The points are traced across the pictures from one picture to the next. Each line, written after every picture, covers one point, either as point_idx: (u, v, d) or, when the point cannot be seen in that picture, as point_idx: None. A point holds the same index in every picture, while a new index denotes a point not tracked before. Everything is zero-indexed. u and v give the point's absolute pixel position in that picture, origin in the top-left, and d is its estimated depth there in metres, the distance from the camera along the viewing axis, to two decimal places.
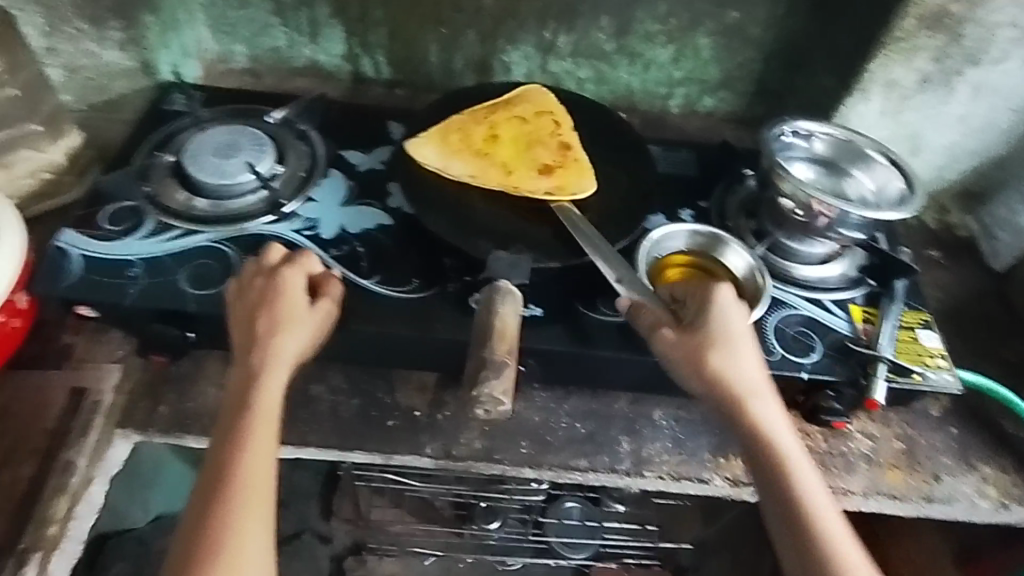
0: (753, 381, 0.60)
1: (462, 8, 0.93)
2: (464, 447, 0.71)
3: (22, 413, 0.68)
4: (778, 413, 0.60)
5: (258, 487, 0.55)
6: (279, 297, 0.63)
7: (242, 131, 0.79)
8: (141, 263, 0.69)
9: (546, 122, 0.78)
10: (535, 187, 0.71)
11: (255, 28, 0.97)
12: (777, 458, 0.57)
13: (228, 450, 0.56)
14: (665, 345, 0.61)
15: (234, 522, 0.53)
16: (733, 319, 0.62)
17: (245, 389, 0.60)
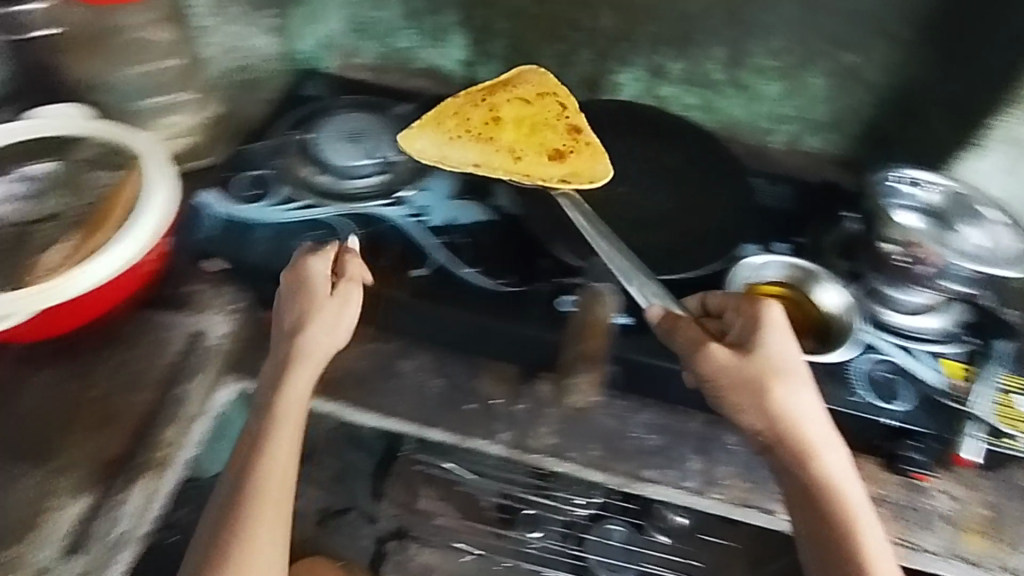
0: (810, 414, 0.62)
1: (581, 27, 0.97)
2: (536, 440, 0.74)
3: (145, 347, 0.75)
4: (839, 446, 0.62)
5: (276, 475, 0.61)
6: (298, 287, 0.68)
7: (368, 121, 0.86)
8: (268, 228, 0.76)
9: (548, 103, 0.84)
10: (547, 173, 0.77)
11: (385, 28, 1.04)
12: (833, 492, 0.60)
13: (258, 440, 0.62)
14: (714, 365, 0.62)
15: (254, 508, 0.60)
16: (788, 347, 0.63)
17: (274, 381, 0.65)
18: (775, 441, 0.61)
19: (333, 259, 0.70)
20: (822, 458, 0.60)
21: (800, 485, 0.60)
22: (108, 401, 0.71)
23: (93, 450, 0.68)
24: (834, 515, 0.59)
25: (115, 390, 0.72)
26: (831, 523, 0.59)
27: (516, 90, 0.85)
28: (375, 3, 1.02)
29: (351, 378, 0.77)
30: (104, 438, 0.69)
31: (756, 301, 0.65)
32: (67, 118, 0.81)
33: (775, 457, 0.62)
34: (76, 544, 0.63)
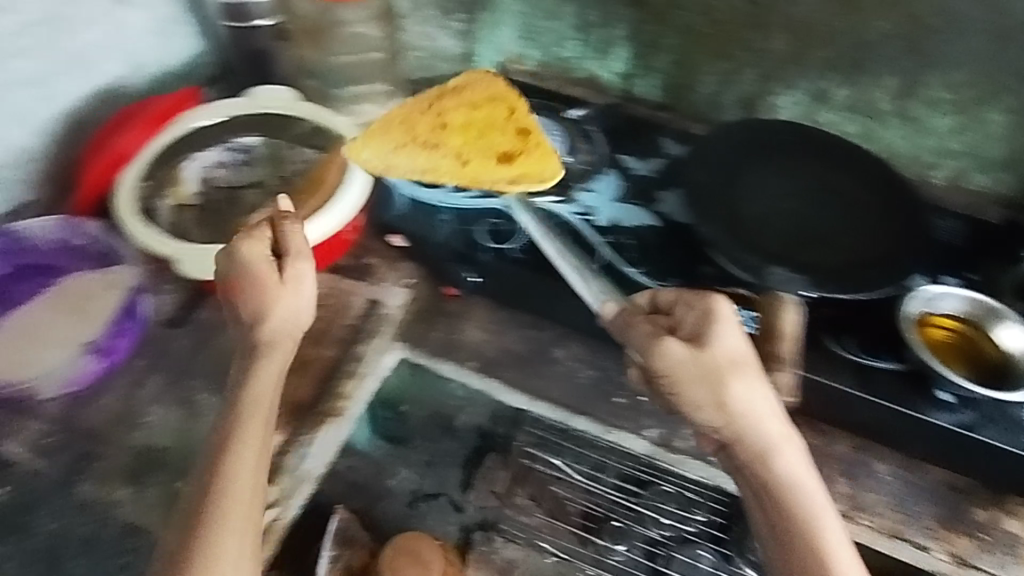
0: (761, 410, 0.59)
1: (750, 48, 0.99)
2: (682, 440, 0.76)
3: (331, 308, 0.83)
4: (794, 438, 0.60)
5: (248, 464, 0.61)
6: (248, 277, 0.67)
7: (544, 122, 0.91)
8: (449, 212, 0.83)
9: (495, 108, 0.85)
10: (489, 175, 0.78)
11: (553, 38, 1.09)
12: (788, 494, 0.58)
13: (231, 427, 0.63)
14: (674, 363, 0.59)
15: (224, 496, 0.59)
16: (743, 339, 0.61)
17: (246, 358, 0.66)
18: (732, 440, 0.59)
19: (272, 242, 0.70)
20: (781, 459, 0.58)
21: (769, 492, 0.58)
22: (298, 351, 0.80)
23: (286, 393, 0.76)
24: (793, 520, 0.57)
25: (305, 342, 0.80)
26: (787, 529, 0.57)
27: (464, 96, 0.86)
28: (549, 13, 1.07)
29: (508, 357, 0.82)
30: (295, 383, 0.77)
31: (707, 295, 0.62)
32: (279, 99, 0.88)
33: (729, 456, 0.61)
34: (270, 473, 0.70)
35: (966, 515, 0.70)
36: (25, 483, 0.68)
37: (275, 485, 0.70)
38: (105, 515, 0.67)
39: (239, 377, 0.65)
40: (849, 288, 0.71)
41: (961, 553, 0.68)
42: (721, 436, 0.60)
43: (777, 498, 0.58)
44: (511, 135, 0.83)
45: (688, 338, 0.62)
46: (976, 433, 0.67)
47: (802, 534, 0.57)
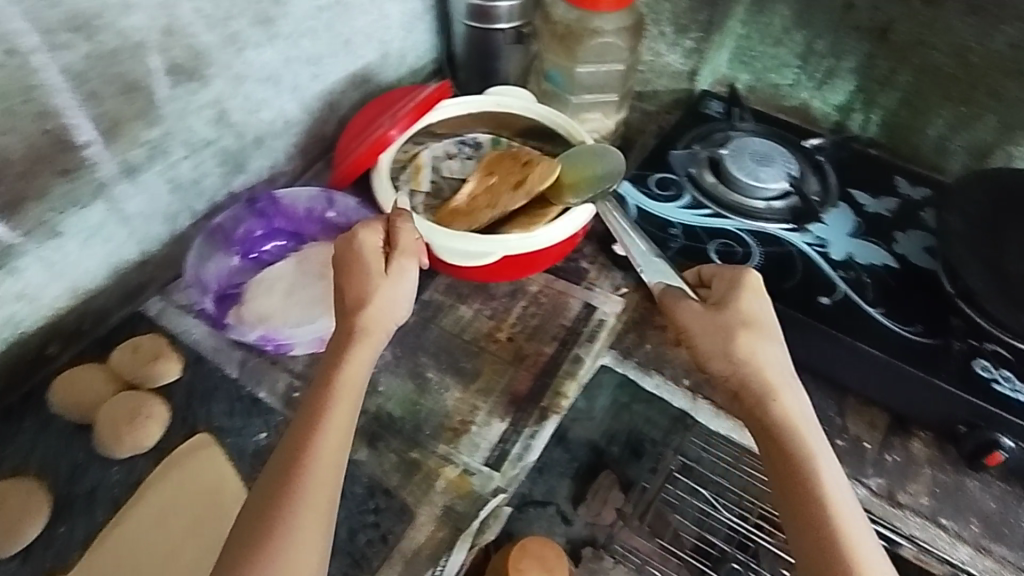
0: (775, 367, 0.63)
1: (999, 95, 0.94)
2: (909, 497, 0.72)
3: (547, 306, 0.85)
4: (801, 400, 0.62)
5: (337, 432, 0.59)
6: (353, 256, 0.66)
7: (776, 147, 0.89)
8: (680, 226, 0.83)
9: (503, 164, 0.86)
10: (510, 205, 0.81)
11: (772, 63, 1.08)
12: (798, 441, 0.60)
13: (325, 389, 0.61)
14: (691, 314, 0.67)
15: (306, 456, 0.57)
16: (761, 305, 0.66)
17: (348, 324, 0.64)
18: (743, 391, 0.63)
19: (385, 232, 0.68)
20: (781, 402, 0.62)
21: (772, 442, 0.61)
22: (516, 343, 0.81)
23: (507, 382, 0.78)
24: (796, 482, 0.58)
25: (522, 334, 0.82)
26: (799, 487, 0.58)
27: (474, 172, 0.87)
28: (774, 40, 1.06)
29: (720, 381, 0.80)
30: (514, 372, 0.79)
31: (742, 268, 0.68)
32: (518, 98, 0.91)
33: (740, 405, 0.64)
34: (496, 459, 0.71)
35: None
36: (279, 430, 0.71)
37: (501, 471, 0.70)
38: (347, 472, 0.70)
39: (337, 346, 0.64)
40: None
41: None
42: (724, 383, 0.65)
43: (786, 449, 0.60)
44: (519, 169, 0.84)
45: (716, 300, 0.68)
46: None
47: (800, 487, 0.58)
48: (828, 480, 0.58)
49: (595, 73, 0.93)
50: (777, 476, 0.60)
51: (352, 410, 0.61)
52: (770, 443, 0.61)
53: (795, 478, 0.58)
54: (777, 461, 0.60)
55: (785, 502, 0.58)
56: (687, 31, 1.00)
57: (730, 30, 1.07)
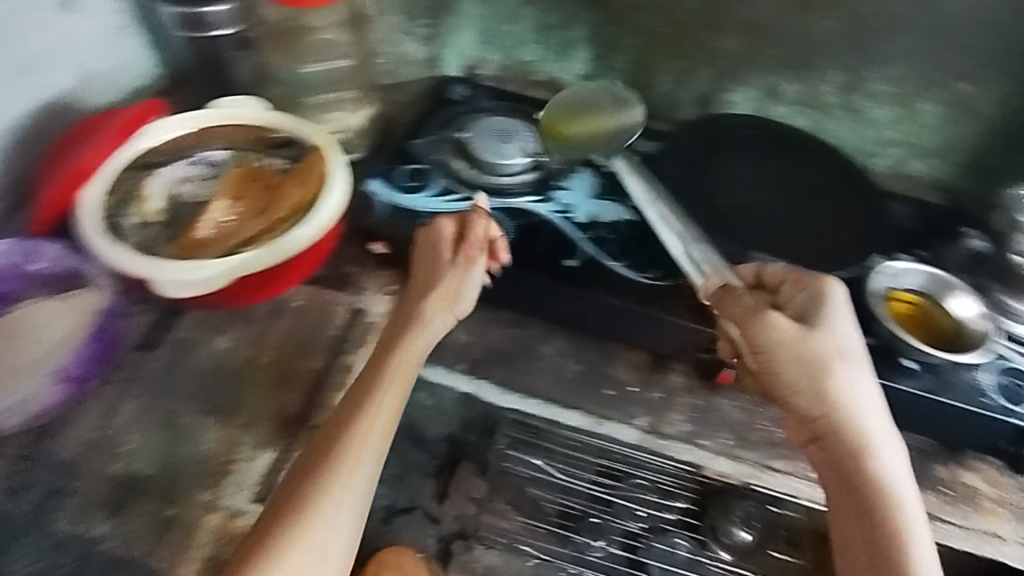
0: (863, 395, 0.64)
1: (704, 48, 1.04)
2: (671, 427, 0.79)
3: (315, 317, 0.82)
4: (881, 421, 0.64)
5: (370, 455, 0.61)
6: (427, 241, 0.73)
7: (517, 123, 0.91)
8: (431, 215, 0.82)
9: (245, 184, 0.83)
10: (248, 229, 0.78)
11: (514, 41, 1.12)
12: (876, 479, 0.62)
13: (349, 418, 0.62)
14: (801, 341, 0.64)
15: (341, 468, 0.59)
16: (851, 333, 0.66)
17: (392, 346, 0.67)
18: (828, 432, 0.64)
19: (459, 223, 0.73)
20: (878, 453, 0.63)
21: (851, 480, 0.63)
22: (282, 362, 0.78)
23: (274, 406, 0.74)
24: (874, 516, 0.61)
25: (287, 352, 0.78)
26: (864, 507, 0.61)
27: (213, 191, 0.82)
28: (509, 17, 1.10)
29: (495, 356, 0.83)
30: (281, 395, 0.75)
31: (822, 278, 0.68)
32: (246, 107, 0.87)
33: (823, 448, 0.64)
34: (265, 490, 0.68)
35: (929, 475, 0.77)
36: None
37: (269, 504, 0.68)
38: (88, 551, 0.63)
39: (374, 366, 0.66)
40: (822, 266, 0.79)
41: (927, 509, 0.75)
42: (809, 422, 0.65)
43: (863, 469, 0.62)
44: (262, 191, 0.82)
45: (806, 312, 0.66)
46: (940, 397, 0.72)
47: (866, 508, 0.61)
48: (894, 499, 0.62)
49: (324, 71, 0.91)
50: (837, 494, 0.63)
51: (380, 445, 0.62)
52: (833, 462, 0.64)
53: (857, 499, 0.62)
54: (838, 477, 0.63)
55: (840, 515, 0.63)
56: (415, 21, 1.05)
57: (468, 13, 1.10)
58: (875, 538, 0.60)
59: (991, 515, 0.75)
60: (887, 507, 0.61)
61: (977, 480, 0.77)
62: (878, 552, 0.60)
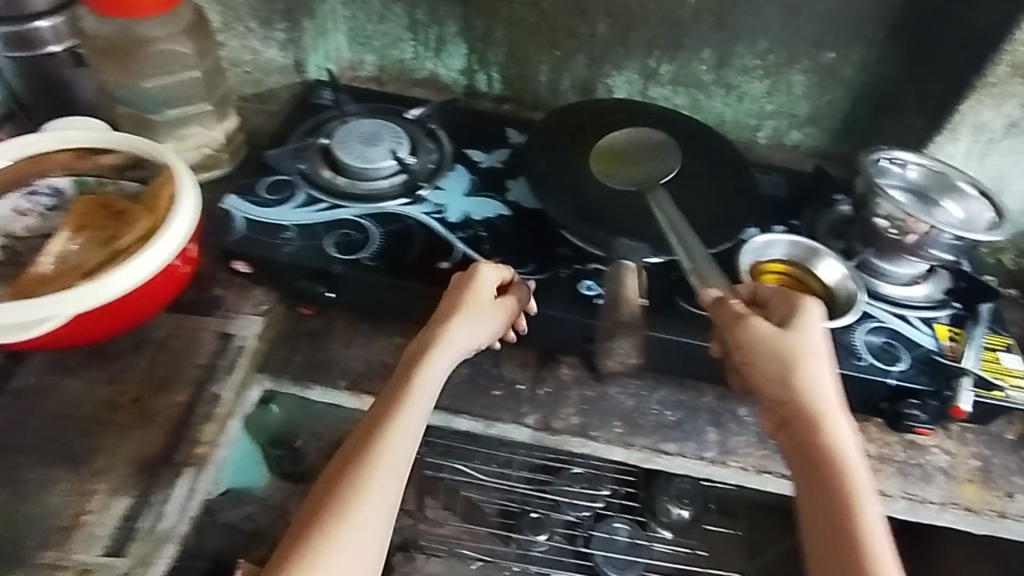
0: (829, 392, 0.60)
1: (577, 35, 1.03)
2: (561, 421, 0.77)
3: (179, 348, 0.77)
4: (850, 426, 0.59)
5: (389, 483, 0.55)
6: (466, 277, 0.68)
7: (383, 124, 0.88)
8: (294, 227, 0.78)
9: (93, 214, 0.77)
10: (90, 262, 0.72)
11: (387, 40, 1.09)
12: (846, 471, 0.57)
13: (375, 424, 0.59)
14: (759, 336, 0.61)
15: (357, 497, 0.54)
16: (823, 335, 0.62)
17: (410, 368, 0.62)
18: (797, 419, 0.59)
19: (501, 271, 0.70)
20: (837, 439, 0.58)
21: (814, 471, 0.57)
22: (143, 400, 0.72)
23: (133, 448, 0.69)
24: (842, 507, 0.55)
25: (148, 389, 0.73)
26: (835, 508, 0.55)
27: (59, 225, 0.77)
28: (378, 15, 1.07)
29: (377, 369, 0.79)
30: (141, 436, 0.70)
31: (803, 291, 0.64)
32: (87, 129, 0.80)
33: (785, 435, 0.60)
34: (121, 542, 0.64)
35: None
36: None
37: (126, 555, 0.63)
38: None
39: (400, 382, 0.62)
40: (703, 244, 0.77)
41: None
42: (778, 409, 0.60)
43: (830, 468, 0.57)
44: (110, 220, 0.76)
45: (788, 315, 0.63)
46: None
47: (837, 508, 0.55)
48: (859, 496, 0.55)
49: (169, 86, 0.83)
50: (810, 496, 0.57)
51: (402, 464, 0.57)
52: (806, 460, 0.58)
53: (835, 501, 0.55)
54: (810, 477, 0.57)
55: (814, 520, 0.56)
56: (273, 23, 0.94)
57: (334, 14, 1.06)
58: (841, 542, 0.54)
59: (876, 473, 0.77)
60: (863, 509, 0.55)
61: (862, 440, 0.79)
62: (845, 558, 0.53)
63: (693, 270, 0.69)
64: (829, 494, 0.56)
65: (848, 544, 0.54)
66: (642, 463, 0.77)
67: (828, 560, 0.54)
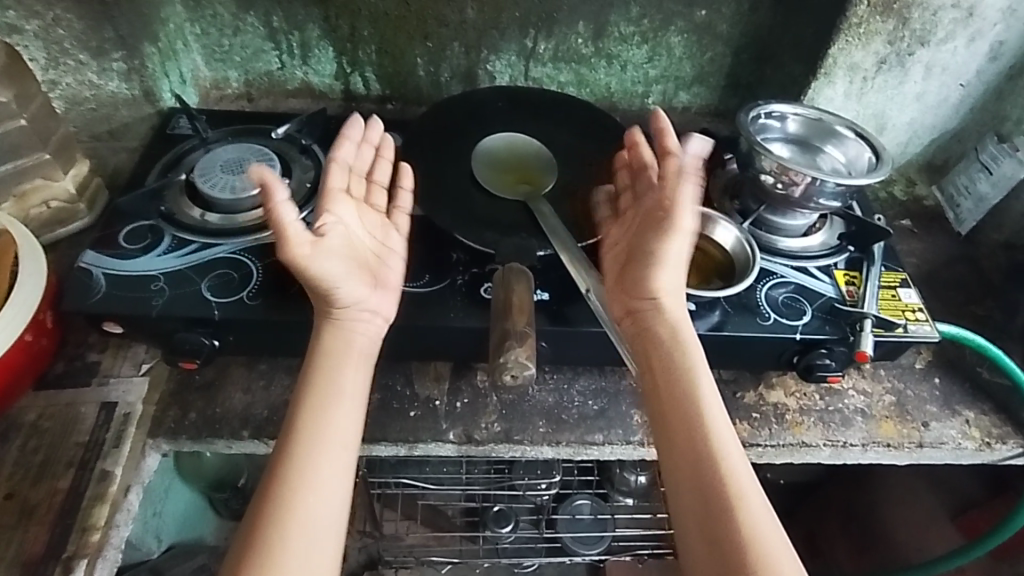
0: (681, 324, 0.65)
1: (447, 22, 0.98)
2: (484, 431, 0.75)
3: (54, 429, 0.69)
4: (700, 355, 0.63)
5: (325, 478, 0.57)
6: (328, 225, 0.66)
7: (248, 148, 0.83)
8: (164, 276, 0.72)
9: None
10: None
11: (248, 53, 1.02)
12: (691, 395, 0.60)
13: (301, 423, 0.59)
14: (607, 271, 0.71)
15: (301, 474, 0.56)
16: (676, 272, 0.66)
17: (329, 359, 0.63)
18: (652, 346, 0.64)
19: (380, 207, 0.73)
20: (691, 363, 0.62)
21: (668, 395, 0.61)
22: (19, 494, 0.65)
23: (14, 549, 0.62)
24: (696, 432, 0.58)
25: (24, 481, 0.66)
26: (691, 436, 0.58)
27: None
28: (232, 29, 0.99)
29: (279, 412, 0.73)
30: (23, 535, 0.63)
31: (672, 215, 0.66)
32: None
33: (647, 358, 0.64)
34: None
35: (737, 406, 0.78)
36: None
37: None
38: None
39: (321, 376, 0.62)
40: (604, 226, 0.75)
41: (741, 436, 0.76)
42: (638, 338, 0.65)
43: (686, 396, 0.60)
44: None
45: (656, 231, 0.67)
46: (724, 331, 0.72)
47: (698, 436, 0.58)
48: (710, 423, 0.59)
49: None
50: (677, 464, 0.57)
51: (335, 452, 0.59)
52: (665, 389, 0.61)
53: (697, 466, 0.56)
54: (671, 406, 0.60)
55: (682, 488, 0.56)
56: (106, 52, 0.87)
57: (182, 33, 0.98)
58: (702, 466, 0.56)
59: (798, 427, 0.77)
60: (730, 477, 0.56)
61: (781, 395, 0.80)
62: (706, 482, 0.55)
63: (590, 295, 0.68)
64: (681, 418, 0.59)
65: (707, 469, 0.56)
66: (571, 458, 0.75)
67: (689, 488, 0.56)
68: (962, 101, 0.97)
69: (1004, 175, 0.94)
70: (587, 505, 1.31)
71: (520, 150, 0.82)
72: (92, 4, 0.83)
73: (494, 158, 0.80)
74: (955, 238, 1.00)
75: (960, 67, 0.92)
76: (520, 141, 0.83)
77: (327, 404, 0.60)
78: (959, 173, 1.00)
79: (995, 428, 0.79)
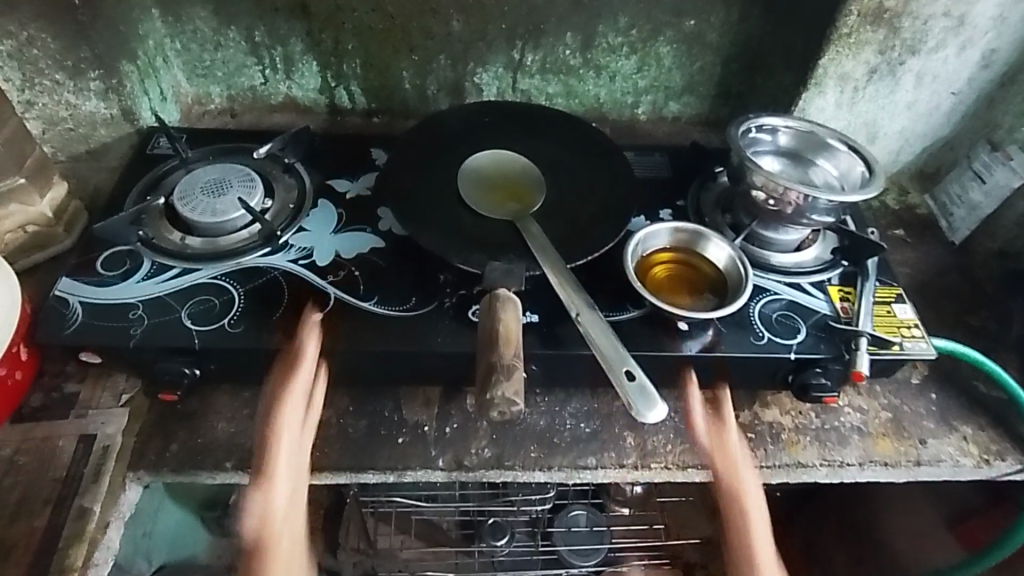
0: (740, 443, 0.76)
1: (432, 36, 0.96)
2: (474, 457, 0.73)
3: (30, 464, 0.68)
4: (746, 449, 0.76)
5: (291, 538, 0.72)
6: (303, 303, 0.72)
7: (229, 168, 0.81)
8: (143, 304, 0.70)
9: None
10: None
11: (230, 68, 1.00)
12: (743, 488, 0.74)
13: (260, 502, 0.70)
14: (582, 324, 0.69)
15: (269, 540, 0.71)
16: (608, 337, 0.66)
17: (267, 447, 0.71)
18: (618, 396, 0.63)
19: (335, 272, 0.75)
20: (740, 467, 0.74)
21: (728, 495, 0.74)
22: None
23: None
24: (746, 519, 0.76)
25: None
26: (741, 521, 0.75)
27: None
28: (213, 44, 0.97)
29: (264, 441, 0.72)
30: None
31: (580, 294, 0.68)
32: None
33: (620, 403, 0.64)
34: None
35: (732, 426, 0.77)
36: None
37: None
38: None
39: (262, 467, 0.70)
40: (594, 245, 0.73)
41: (737, 458, 0.75)
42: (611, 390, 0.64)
43: (737, 491, 0.74)
44: None
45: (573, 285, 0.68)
46: (717, 352, 0.71)
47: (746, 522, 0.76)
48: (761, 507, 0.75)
49: None
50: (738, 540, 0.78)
51: (284, 525, 0.71)
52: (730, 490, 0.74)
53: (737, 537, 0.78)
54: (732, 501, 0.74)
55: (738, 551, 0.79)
56: (83, 71, 0.84)
57: (162, 49, 0.96)
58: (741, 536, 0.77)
59: (794, 446, 0.76)
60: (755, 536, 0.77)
61: (777, 414, 0.78)
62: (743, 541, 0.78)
63: (580, 319, 0.67)
64: (730, 501, 0.75)
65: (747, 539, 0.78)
66: (564, 483, 0.73)
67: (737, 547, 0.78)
68: (954, 109, 0.96)
69: (997, 184, 0.92)
70: (584, 516, 1.27)
71: (505, 167, 0.81)
72: (66, 22, 0.80)
73: (478, 177, 0.79)
74: (949, 247, 0.99)
75: (951, 76, 0.91)
76: (505, 158, 0.81)
77: (268, 488, 0.70)
78: (952, 182, 0.99)
79: (993, 444, 0.78)
